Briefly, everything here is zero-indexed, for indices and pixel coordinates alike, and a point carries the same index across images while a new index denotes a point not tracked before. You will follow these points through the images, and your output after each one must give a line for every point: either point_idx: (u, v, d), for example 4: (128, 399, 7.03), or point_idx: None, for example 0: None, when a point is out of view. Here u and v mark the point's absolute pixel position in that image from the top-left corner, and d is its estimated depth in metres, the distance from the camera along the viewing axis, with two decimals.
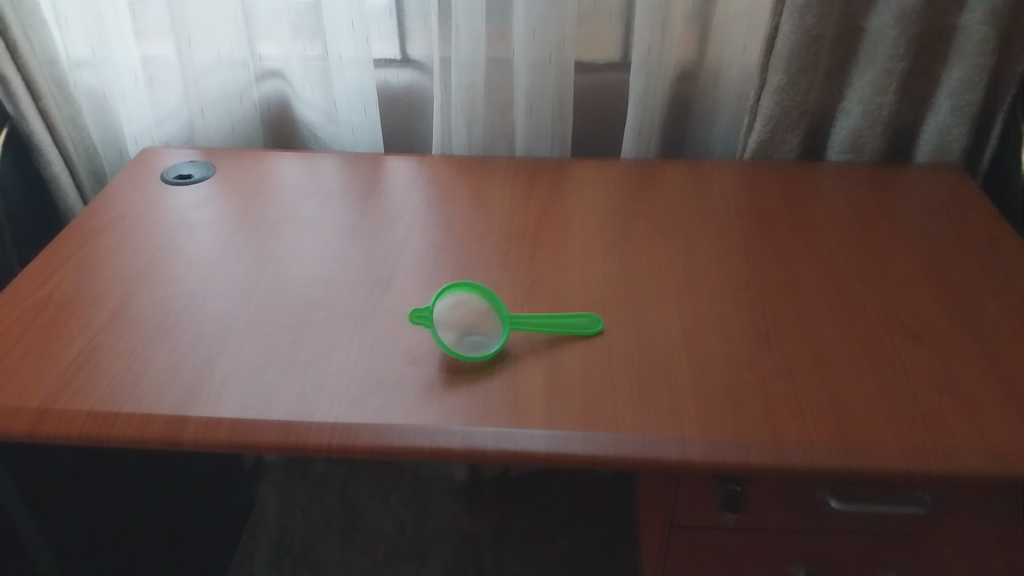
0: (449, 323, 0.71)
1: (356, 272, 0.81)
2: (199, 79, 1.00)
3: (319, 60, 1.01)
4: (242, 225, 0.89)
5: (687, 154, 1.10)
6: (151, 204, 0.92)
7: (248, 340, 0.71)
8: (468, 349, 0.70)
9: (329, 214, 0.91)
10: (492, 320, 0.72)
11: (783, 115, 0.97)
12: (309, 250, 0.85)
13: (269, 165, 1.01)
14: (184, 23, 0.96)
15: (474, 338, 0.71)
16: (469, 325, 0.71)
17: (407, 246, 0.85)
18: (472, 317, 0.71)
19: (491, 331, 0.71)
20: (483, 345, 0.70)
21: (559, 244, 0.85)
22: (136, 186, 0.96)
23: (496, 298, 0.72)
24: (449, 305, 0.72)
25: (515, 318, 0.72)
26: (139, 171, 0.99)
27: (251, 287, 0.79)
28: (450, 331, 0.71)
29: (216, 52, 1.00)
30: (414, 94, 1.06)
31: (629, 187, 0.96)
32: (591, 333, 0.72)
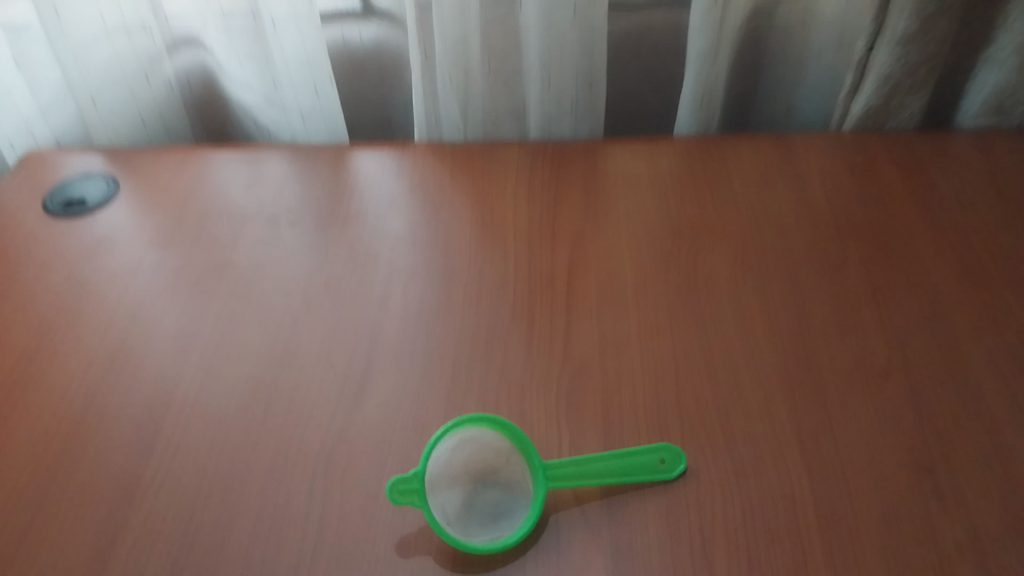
0: (452, 473, 0.48)
1: (311, 367, 0.56)
2: (81, 56, 0.71)
3: (246, 26, 0.72)
4: (151, 288, 0.62)
5: (757, 114, 0.82)
6: (29, 252, 0.66)
7: (156, 521, 0.48)
8: (482, 524, 0.47)
9: (275, 257, 0.64)
10: (518, 465, 0.48)
11: (907, 74, 0.68)
12: (246, 325, 0.59)
13: (195, 173, 0.73)
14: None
15: (491, 496, 0.48)
16: (482, 473, 0.48)
17: (385, 312, 0.59)
18: (488, 460, 0.49)
19: (517, 483, 0.48)
20: (506, 511, 0.47)
21: (605, 299, 0.59)
22: (10, 219, 0.69)
23: (525, 438, 0.47)
24: (451, 448, 0.48)
25: (553, 467, 0.47)
26: (15, 193, 0.72)
27: (162, 405, 0.54)
28: (454, 489, 0.48)
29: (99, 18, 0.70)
30: (384, 55, 0.77)
31: (696, 182, 0.68)
32: (669, 481, 0.48)
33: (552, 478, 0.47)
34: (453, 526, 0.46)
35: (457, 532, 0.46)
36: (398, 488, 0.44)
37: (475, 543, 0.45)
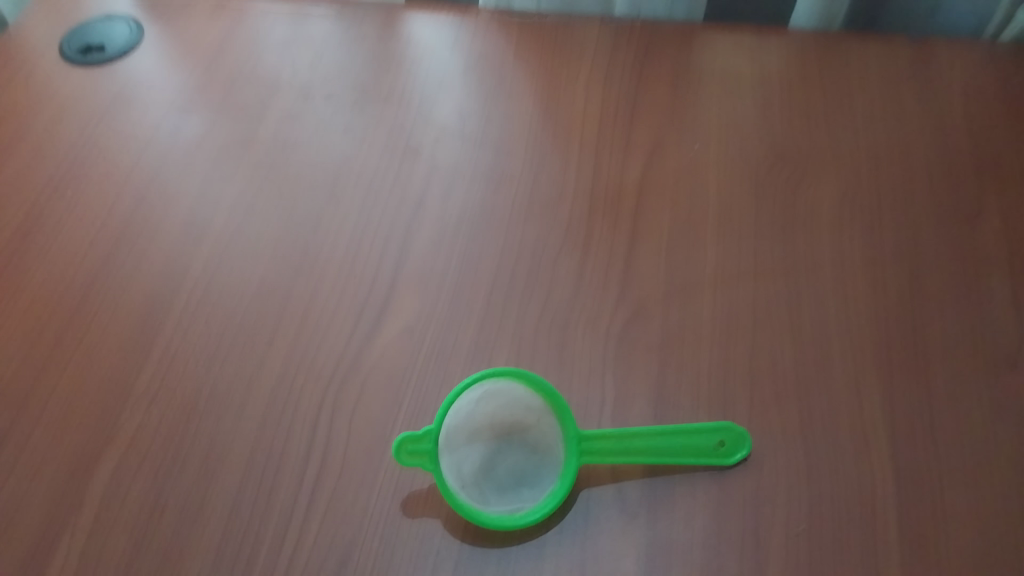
0: (474, 427, 0.42)
1: (328, 277, 0.49)
2: None
3: None
4: (166, 159, 0.55)
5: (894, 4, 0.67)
6: (40, 101, 0.60)
7: (145, 433, 0.43)
8: (500, 491, 0.41)
9: (305, 136, 0.56)
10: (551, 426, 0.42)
11: None
12: (263, 217, 0.52)
13: (228, 23, 0.64)
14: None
15: (516, 456, 0.42)
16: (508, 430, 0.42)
17: (420, 221, 0.51)
18: (517, 415, 0.43)
19: (548, 447, 0.42)
20: (531, 479, 0.41)
21: (678, 230, 0.49)
22: (24, 60, 0.63)
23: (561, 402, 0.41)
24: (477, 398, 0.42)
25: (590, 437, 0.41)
26: (31, 31, 0.64)
27: (164, 299, 0.48)
28: (474, 444, 0.42)
29: None
30: None
31: (808, 91, 0.56)
32: (724, 467, 0.41)
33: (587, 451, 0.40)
34: (465, 491, 0.40)
35: (469, 497, 0.40)
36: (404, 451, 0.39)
37: (488, 513, 0.39)
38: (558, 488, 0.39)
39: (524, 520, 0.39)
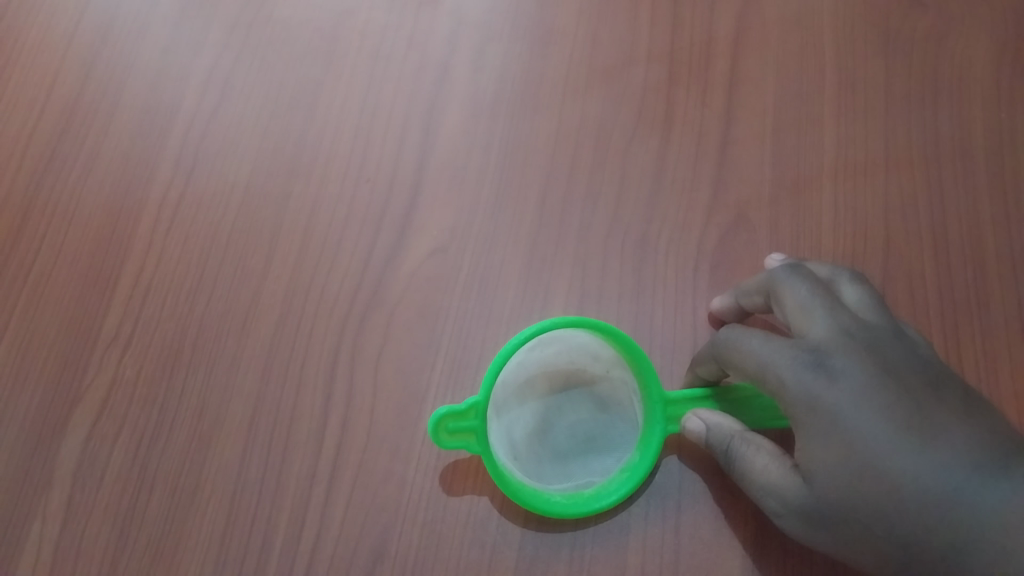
0: (525, 381, 0.34)
1: (334, 178, 0.38)
2: None
3: None
4: (117, 10, 0.42)
5: None
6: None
7: (120, 391, 0.35)
8: (563, 460, 0.32)
9: None
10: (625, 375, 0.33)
11: None
12: (245, 96, 0.40)
13: None
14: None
15: (579, 415, 0.33)
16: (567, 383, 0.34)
17: (447, 97, 0.40)
18: (580, 364, 0.34)
19: (619, 403, 0.33)
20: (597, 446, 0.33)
21: (784, 109, 0.38)
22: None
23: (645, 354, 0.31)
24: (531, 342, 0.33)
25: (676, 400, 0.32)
26: None
27: (128, 212, 0.38)
28: (526, 404, 0.33)
29: None
30: None
31: None
32: None
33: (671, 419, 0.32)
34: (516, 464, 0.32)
35: (524, 474, 0.32)
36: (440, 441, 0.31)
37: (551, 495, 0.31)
38: (638, 463, 0.31)
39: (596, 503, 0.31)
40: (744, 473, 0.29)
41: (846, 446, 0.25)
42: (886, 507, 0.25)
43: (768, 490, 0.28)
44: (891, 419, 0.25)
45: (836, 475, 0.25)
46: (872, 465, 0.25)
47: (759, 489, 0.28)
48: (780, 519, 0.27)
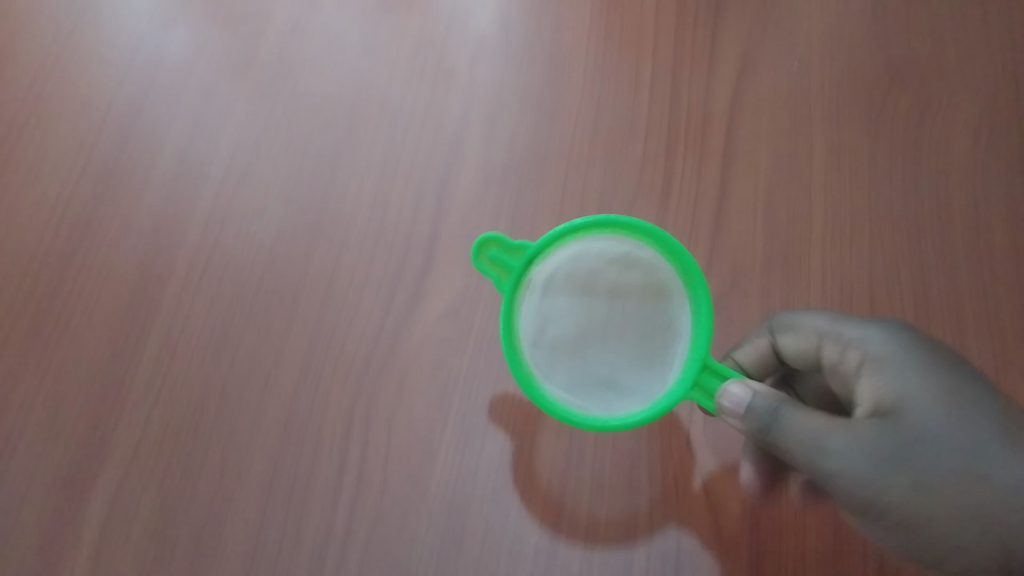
0: (589, 259, 0.34)
1: (352, 244, 0.40)
2: None
3: None
4: (151, 79, 0.45)
5: None
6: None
7: (149, 443, 0.37)
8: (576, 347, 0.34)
9: (313, 54, 0.46)
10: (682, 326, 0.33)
11: None
12: (270, 163, 0.43)
13: None
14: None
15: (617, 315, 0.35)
16: (627, 307, 0.34)
17: (459, 166, 0.42)
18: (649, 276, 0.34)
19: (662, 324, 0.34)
20: (611, 373, 0.33)
21: (779, 180, 0.41)
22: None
23: (709, 300, 0.32)
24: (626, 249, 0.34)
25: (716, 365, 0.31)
26: None
27: (158, 273, 0.40)
28: (576, 273, 0.34)
29: None
30: None
31: None
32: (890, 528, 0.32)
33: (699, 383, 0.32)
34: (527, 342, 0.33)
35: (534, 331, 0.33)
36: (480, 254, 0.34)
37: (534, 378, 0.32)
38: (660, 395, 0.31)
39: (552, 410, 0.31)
40: (813, 430, 0.29)
41: (909, 395, 0.28)
42: (942, 448, 0.27)
43: (824, 437, 0.29)
44: (946, 373, 0.28)
45: (903, 418, 0.28)
46: (934, 421, 0.28)
47: (828, 446, 0.28)
48: (850, 463, 0.28)
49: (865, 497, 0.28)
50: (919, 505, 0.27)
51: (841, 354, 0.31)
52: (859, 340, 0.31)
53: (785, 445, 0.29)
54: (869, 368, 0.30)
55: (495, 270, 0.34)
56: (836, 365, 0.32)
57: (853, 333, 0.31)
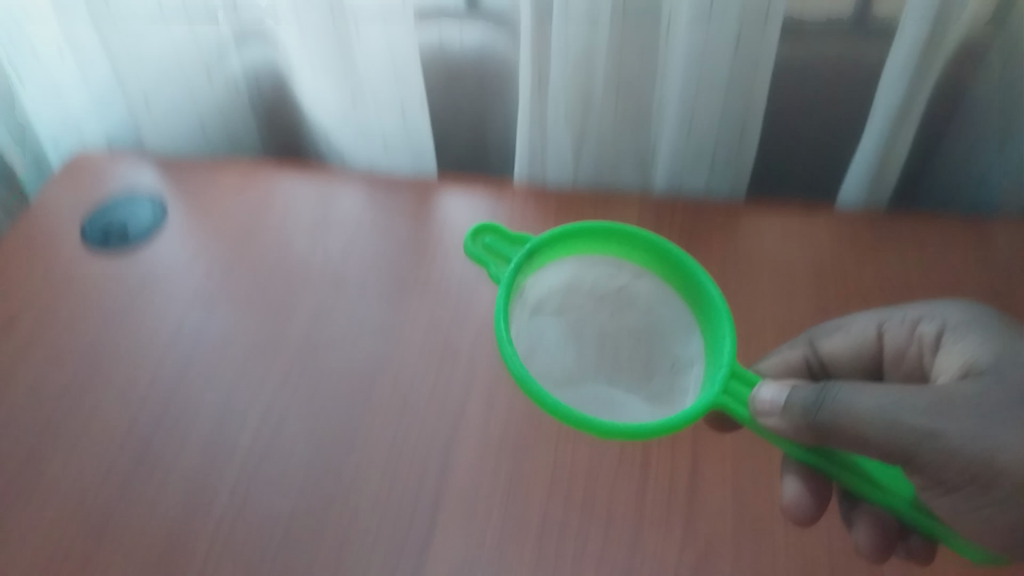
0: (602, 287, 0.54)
1: (363, 512, 0.45)
2: (132, 42, 0.59)
3: (323, 30, 0.56)
4: (193, 360, 0.52)
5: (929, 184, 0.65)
6: (55, 286, 0.56)
7: None
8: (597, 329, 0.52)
9: (335, 339, 0.53)
10: (689, 376, 0.49)
11: None
12: (293, 435, 0.48)
13: (255, 205, 0.62)
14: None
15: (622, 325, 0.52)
16: (617, 348, 0.51)
17: (461, 439, 0.48)
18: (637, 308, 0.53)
19: (663, 331, 0.52)
20: (606, 401, 0.48)
21: (743, 456, 0.47)
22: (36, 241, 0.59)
23: (723, 305, 0.49)
24: (620, 283, 0.54)
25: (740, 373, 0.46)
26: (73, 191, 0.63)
27: (185, 540, 0.44)
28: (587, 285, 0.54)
29: (156, 6, 0.58)
30: (484, 66, 0.62)
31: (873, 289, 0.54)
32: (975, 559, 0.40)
33: (730, 392, 0.45)
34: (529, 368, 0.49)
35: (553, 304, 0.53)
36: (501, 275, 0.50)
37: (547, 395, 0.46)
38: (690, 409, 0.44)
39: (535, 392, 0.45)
40: (873, 403, 0.38)
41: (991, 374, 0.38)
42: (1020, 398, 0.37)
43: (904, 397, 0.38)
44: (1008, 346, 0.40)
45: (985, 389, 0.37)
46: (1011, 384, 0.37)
47: (892, 410, 0.37)
48: (941, 424, 0.36)
49: (942, 451, 0.36)
50: (980, 442, 0.36)
51: (903, 325, 0.44)
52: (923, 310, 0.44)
53: (873, 409, 0.38)
54: (950, 337, 0.42)
55: (490, 258, 0.56)
56: (901, 339, 0.45)
57: (917, 315, 0.44)
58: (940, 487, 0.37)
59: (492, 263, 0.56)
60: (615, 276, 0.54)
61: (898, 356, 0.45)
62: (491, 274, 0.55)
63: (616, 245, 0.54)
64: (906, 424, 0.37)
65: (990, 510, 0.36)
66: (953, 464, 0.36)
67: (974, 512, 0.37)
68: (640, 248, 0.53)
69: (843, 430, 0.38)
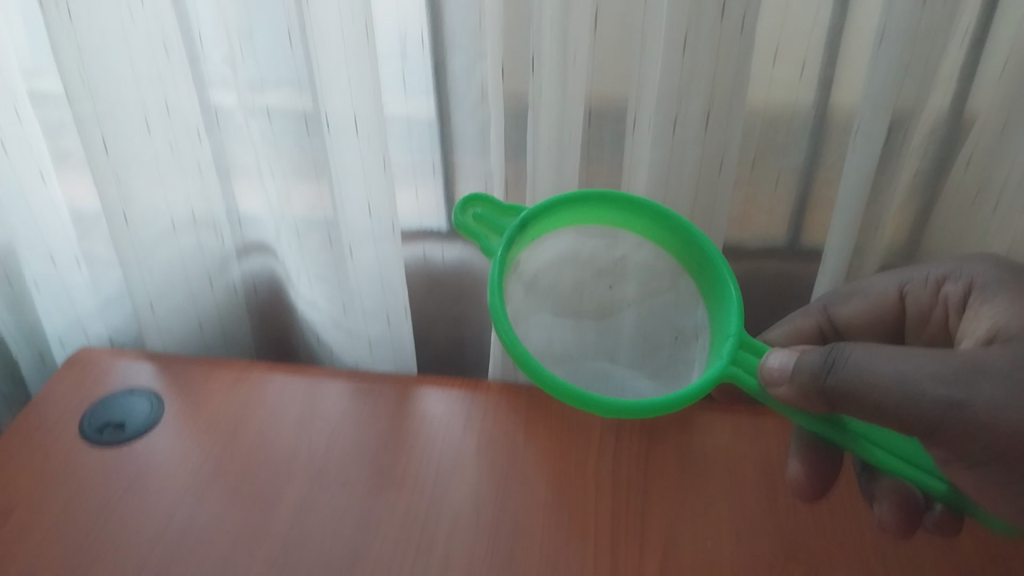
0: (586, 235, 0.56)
1: None
2: (144, 255, 0.62)
3: (320, 248, 0.64)
4: (178, 552, 0.53)
5: None
6: (48, 479, 0.58)
7: None
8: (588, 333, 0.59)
9: (315, 534, 0.54)
10: (687, 352, 0.55)
11: None
12: None
13: (245, 402, 0.64)
14: (109, 156, 0.57)
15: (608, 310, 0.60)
16: (603, 325, 0.60)
17: None
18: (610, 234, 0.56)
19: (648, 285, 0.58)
20: (609, 383, 0.55)
21: None
22: (35, 446, 0.60)
23: (735, 291, 0.50)
24: (617, 253, 0.57)
25: (746, 342, 0.50)
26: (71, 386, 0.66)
27: None
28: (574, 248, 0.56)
29: (169, 220, 0.62)
30: (464, 273, 0.70)
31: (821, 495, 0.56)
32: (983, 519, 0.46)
33: (739, 362, 0.50)
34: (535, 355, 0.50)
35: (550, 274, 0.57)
36: (472, 201, 0.51)
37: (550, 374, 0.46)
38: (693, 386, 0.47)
39: (554, 383, 0.45)
40: (892, 369, 0.43)
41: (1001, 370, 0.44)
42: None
43: (919, 359, 0.43)
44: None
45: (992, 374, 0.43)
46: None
47: (910, 376, 0.42)
48: (952, 390, 0.41)
49: (964, 414, 0.41)
50: (1002, 409, 0.41)
51: (927, 288, 0.53)
52: (947, 272, 0.52)
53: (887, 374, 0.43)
54: (977, 298, 0.50)
55: (482, 230, 0.50)
56: (925, 299, 0.53)
57: (942, 275, 0.52)
58: (966, 460, 0.42)
59: (483, 235, 0.50)
60: (612, 246, 0.57)
61: (923, 320, 0.54)
62: (484, 247, 0.50)
63: (609, 220, 0.55)
64: (920, 386, 0.42)
65: (1011, 473, 0.41)
66: (974, 422, 0.41)
67: (999, 481, 0.42)
68: (641, 214, 0.53)
69: (865, 395, 0.43)
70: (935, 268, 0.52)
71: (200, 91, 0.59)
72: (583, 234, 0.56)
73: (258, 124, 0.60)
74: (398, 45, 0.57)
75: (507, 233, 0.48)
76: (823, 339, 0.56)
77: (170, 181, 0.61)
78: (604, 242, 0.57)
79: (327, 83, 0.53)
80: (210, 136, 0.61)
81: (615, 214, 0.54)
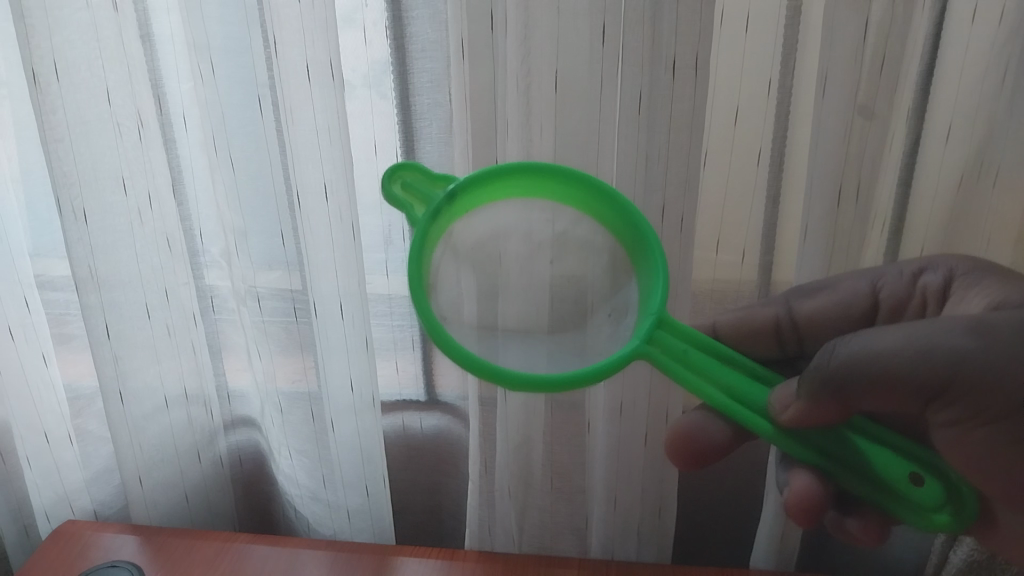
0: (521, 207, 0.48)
1: None
2: (138, 427, 0.65)
3: (303, 424, 0.67)
4: None
5: (829, 554, 0.74)
6: None
7: None
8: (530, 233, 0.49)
9: None
10: (613, 330, 0.46)
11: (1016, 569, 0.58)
12: None
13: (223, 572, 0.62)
14: (110, 337, 0.60)
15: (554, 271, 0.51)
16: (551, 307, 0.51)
17: None
18: (545, 208, 0.48)
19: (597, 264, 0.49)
20: (526, 354, 0.45)
21: None
22: None
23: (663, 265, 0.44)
24: (558, 228, 0.49)
25: (668, 323, 0.43)
26: (50, 553, 0.64)
27: None
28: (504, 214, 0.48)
29: (162, 392, 0.65)
30: (441, 442, 0.74)
31: None
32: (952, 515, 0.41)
33: (661, 340, 0.43)
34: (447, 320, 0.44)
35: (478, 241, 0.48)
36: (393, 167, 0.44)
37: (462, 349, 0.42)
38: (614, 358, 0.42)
39: (459, 354, 0.41)
40: (895, 339, 0.41)
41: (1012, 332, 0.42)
42: None
43: (924, 326, 0.41)
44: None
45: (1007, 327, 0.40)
46: None
47: (916, 338, 0.41)
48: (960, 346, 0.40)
49: (979, 363, 0.39)
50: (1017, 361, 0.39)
51: (903, 279, 0.51)
52: (924, 263, 0.51)
53: (894, 340, 0.41)
54: (957, 286, 0.48)
55: (412, 202, 0.44)
56: (901, 293, 0.51)
57: (918, 269, 0.51)
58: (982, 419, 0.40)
59: (412, 208, 0.44)
60: (554, 221, 0.49)
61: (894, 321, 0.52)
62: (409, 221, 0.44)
63: (555, 195, 0.47)
64: (929, 348, 0.40)
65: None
66: (982, 381, 0.39)
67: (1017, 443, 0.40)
68: (582, 190, 0.46)
69: (875, 373, 0.41)
70: (911, 261, 0.51)
71: (199, 276, 0.66)
72: (522, 213, 0.48)
73: (248, 307, 0.65)
74: (381, 237, 0.63)
75: (434, 205, 0.42)
76: (779, 334, 0.53)
77: (166, 355, 0.64)
78: (545, 218, 0.48)
79: (315, 268, 0.58)
80: (204, 320, 0.67)
81: (548, 188, 0.46)
